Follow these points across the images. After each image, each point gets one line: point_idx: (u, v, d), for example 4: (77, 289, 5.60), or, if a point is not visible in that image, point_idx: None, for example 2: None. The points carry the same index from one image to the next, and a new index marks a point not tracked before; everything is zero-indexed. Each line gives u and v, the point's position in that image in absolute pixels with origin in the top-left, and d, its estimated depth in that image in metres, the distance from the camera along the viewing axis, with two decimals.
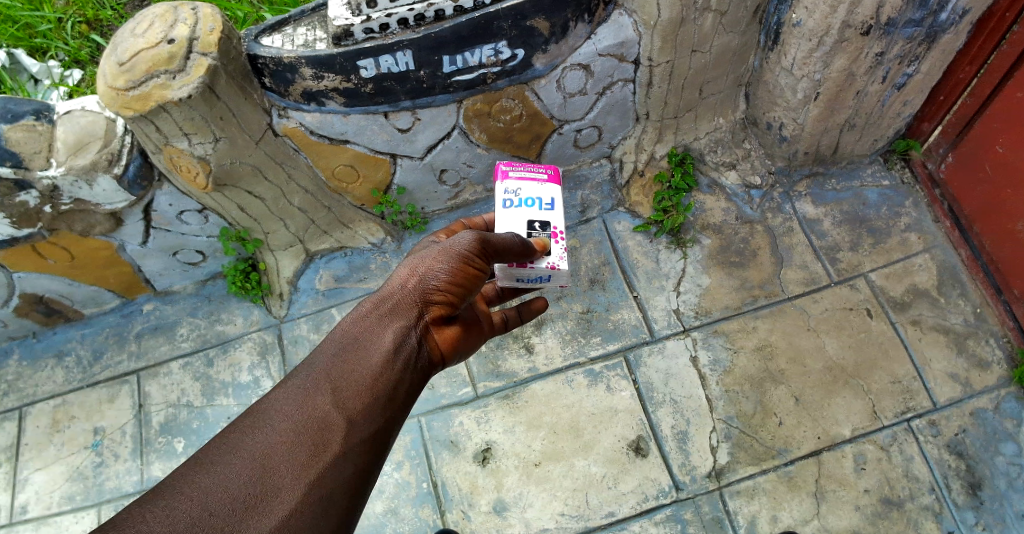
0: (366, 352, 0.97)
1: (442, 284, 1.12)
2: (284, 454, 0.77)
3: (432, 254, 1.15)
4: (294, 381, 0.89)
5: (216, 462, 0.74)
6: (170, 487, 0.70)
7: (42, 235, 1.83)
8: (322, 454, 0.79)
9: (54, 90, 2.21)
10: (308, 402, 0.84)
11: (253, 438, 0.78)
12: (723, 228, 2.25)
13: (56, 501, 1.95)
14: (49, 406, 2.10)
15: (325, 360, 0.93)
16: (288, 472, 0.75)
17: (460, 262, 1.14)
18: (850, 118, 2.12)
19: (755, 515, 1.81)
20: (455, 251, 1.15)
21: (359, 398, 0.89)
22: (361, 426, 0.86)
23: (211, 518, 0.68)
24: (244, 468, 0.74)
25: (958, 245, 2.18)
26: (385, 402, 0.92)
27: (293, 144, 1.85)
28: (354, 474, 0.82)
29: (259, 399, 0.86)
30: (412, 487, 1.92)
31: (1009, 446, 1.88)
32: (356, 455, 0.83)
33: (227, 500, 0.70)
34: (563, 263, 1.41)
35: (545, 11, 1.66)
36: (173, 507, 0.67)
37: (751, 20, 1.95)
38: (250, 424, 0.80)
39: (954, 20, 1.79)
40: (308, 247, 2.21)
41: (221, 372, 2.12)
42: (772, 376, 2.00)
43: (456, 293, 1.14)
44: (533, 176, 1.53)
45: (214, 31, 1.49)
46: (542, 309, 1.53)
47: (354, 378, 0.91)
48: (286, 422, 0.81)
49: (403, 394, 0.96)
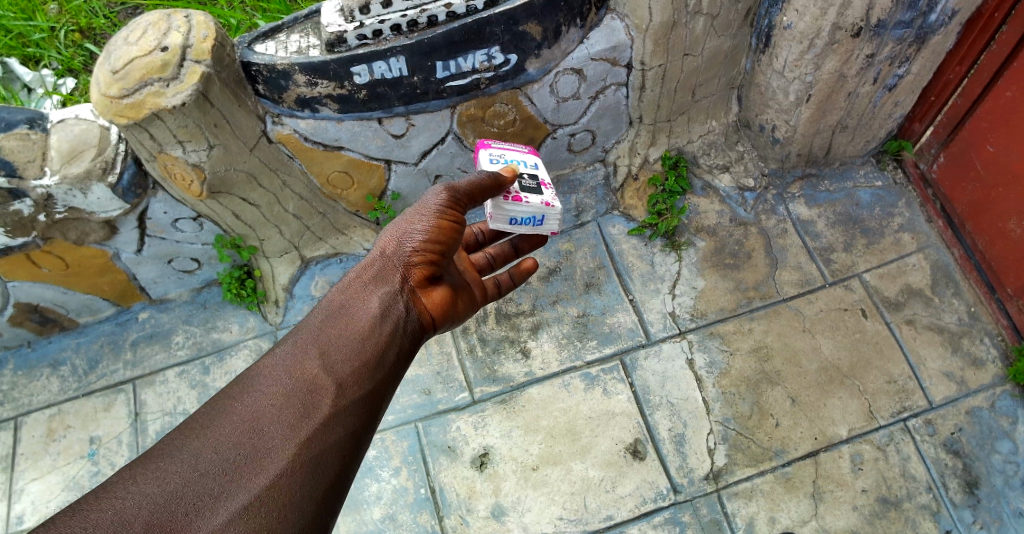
0: (353, 320, 1.03)
1: (420, 246, 1.18)
2: (273, 416, 0.84)
3: (406, 218, 1.20)
4: (282, 349, 0.95)
5: (206, 425, 0.81)
6: (164, 450, 0.77)
7: (36, 243, 1.82)
8: (311, 416, 0.86)
9: (48, 98, 2.22)
10: (296, 369, 0.91)
11: (244, 402, 0.85)
12: (717, 230, 2.26)
13: (52, 511, 1.94)
14: (44, 415, 2.09)
15: (313, 328, 1.00)
16: (277, 432, 0.82)
17: (433, 220, 1.19)
18: (842, 120, 2.14)
19: (753, 516, 1.81)
20: (427, 209, 1.20)
21: (346, 363, 0.95)
22: (350, 389, 0.92)
23: (202, 479, 0.74)
24: (235, 430, 0.81)
25: (951, 245, 2.20)
26: (373, 367, 0.99)
27: (287, 151, 1.85)
28: (344, 434, 0.88)
29: (249, 367, 0.93)
30: (410, 492, 1.91)
31: (1005, 443, 1.89)
32: (346, 417, 0.89)
33: (217, 462, 0.76)
34: (555, 201, 1.41)
35: (536, 15, 1.67)
36: (164, 468, 0.74)
37: (742, 23, 1.96)
38: (240, 391, 0.87)
39: (943, 21, 1.81)
40: (302, 253, 2.20)
41: (218, 379, 2.12)
42: (768, 377, 2.01)
43: (435, 253, 1.19)
44: (514, 148, 1.57)
45: (207, 39, 1.50)
46: (535, 269, 1.45)
47: (342, 343, 0.98)
48: (274, 387, 0.88)
49: (392, 359, 1.03)
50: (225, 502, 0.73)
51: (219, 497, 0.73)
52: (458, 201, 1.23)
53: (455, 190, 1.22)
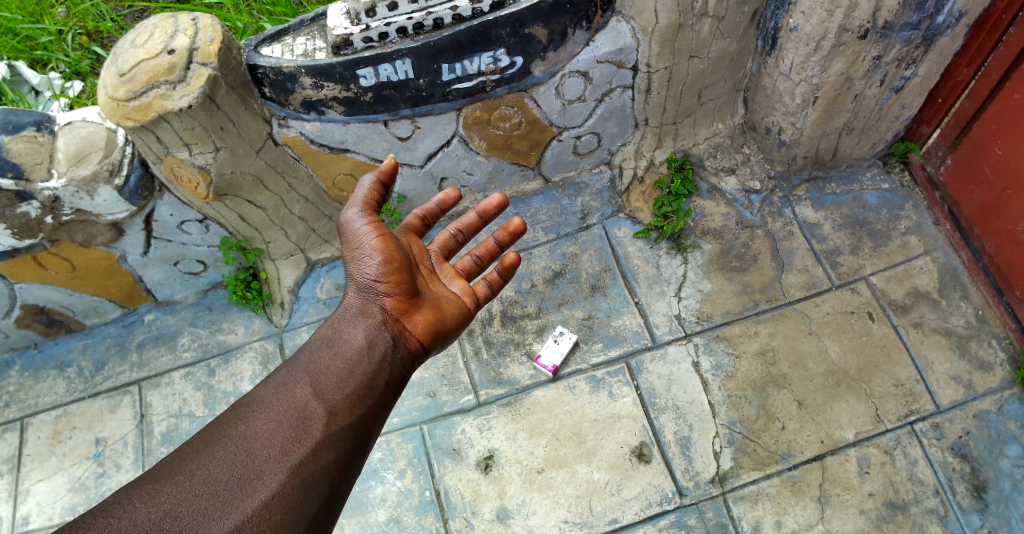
0: (339, 350, 1.08)
1: (377, 273, 1.22)
2: (266, 439, 0.86)
3: (352, 259, 1.23)
4: (276, 378, 0.98)
5: (204, 449, 0.83)
6: (160, 472, 0.79)
7: (43, 246, 1.83)
8: (304, 439, 0.88)
9: (54, 101, 2.23)
10: (288, 396, 0.94)
11: (238, 426, 0.87)
12: (723, 233, 2.25)
13: (58, 512, 1.94)
14: (50, 417, 2.10)
15: (305, 358, 1.03)
16: (270, 455, 0.84)
17: (374, 242, 1.22)
18: (849, 122, 2.13)
19: (759, 520, 1.80)
20: (359, 237, 1.23)
21: (337, 390, 0.98)
22: (342, 415, 0.95)
23: (196, 498, 0.76)
24: (230, 453, 0.83)
25: (958, 248, 2.18)
26: (364, 393, 1.01)
27: (293, 154, 1.86)
28: (336, 458, 0.90)
29: (246, 394, 0.95)
30: (415, 495, 1.91)
31: (1012, 448, 1.87)
32: (338, 440, 0.92)
33: (211, 484, 0.78)
34: (489, 215, 1.49)
35: (543, 18, 1.66)
36: (160, 489, 0.76)
37: (749, 26, 1.96)
38: (234, 416, 0.89)
39: (951, 23, 1.80)
40: (308, 256, 2.21)
41: (224, 381, 2.12)
42: (775, 380, 2.00)
43: (393, 277, 1.23)
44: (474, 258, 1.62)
45: (214, 41, 1.49)
46: (519, 262, 1.42)
47: (332, 371, 1.02)
48: (269, 412, 0.90)
49: (382, 384, 1.06)
50: (220, 519, 0.75)
51: (212, 516, 0.75)
52: (377, 215, 1.25)
53: (367, 208, 1.24)
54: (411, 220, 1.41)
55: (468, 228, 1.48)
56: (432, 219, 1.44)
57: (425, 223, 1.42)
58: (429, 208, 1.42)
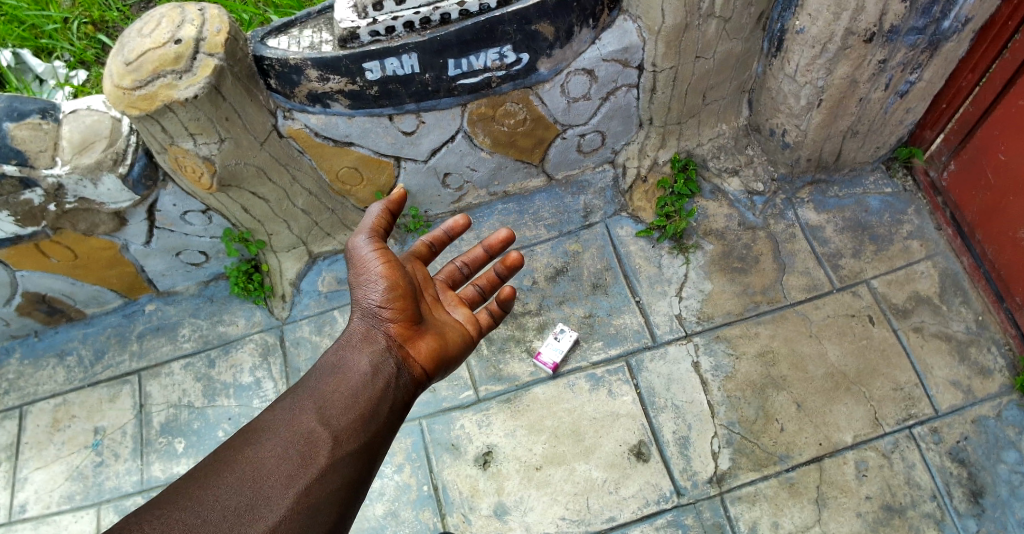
0: (346, 375, 1.07)
1: (383, 299, 1.24)
2: (273, 466, 0.85)
3: (359, 287, 1.25)
4: (282, 404, 0.98)
5: (211, 475, 0.82)
6: (169, 499, 0.78)
7: (46, 233, 1.83)
8: (309, 465, 0.87)
9: (59, 90, 2.23)
10: (296, 422, 0.93)
11: (245, 452, 0.86)
12: (725, 234, 2.25)
13: (55, 501, 1.94)
14: (49, 405, 2.10)
15: (311, 385, 1.03)
16: (276, 482, 0.83)
17: (379, 268, 1.25)
18: (852, 126, 2.14)
19: (756, 521, 1.81)
20: (366, 263, 1.25)
21: (343, 416, 0.98)
22: (347, 441, 0.94)
23: (205, 525, 0.74)
24: (238, 479, 0.82)
25: (960, 253, 2.19)
26: (369, 418, 1.01)
27: (297, 146, 1.86)
28: (342, 484, 0.90)
29: (252, 420, 0.95)
30: (412, 489, 1.91)
31: (1010, 454, 1.87)
32: (344, 466, 0.91)
33: (219, 510, 0.77)
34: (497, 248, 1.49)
35: (549, 15, 1.66)
36: (168, 516, 0.74)
37: (755, 27, 1.96)
38: (241, 443, 0.88)
39: (957, 28, 1.80)
40: (310, 249, 2.21)
41: (223, 373, 2.12)
42: (774, 382, 2.00)
43: (398, 304, 1.25)
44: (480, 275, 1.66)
45: (221, 32, 1.50)
46: (515, 296, 1.43)
47: (338, 396, 1.01)
48: (276, 439, 0.90)
49: (387, 409, 1.06)
50: None
51: None
52: (384, 242, 1.28)
53: (375, 234, 1.27)
54: (419, 246, 1.42)
55: (473, 261, 1.51)
56: (440, 246, 1.46)
57: (432, 250, 1.44)
58: (437, 235, 1.44)
